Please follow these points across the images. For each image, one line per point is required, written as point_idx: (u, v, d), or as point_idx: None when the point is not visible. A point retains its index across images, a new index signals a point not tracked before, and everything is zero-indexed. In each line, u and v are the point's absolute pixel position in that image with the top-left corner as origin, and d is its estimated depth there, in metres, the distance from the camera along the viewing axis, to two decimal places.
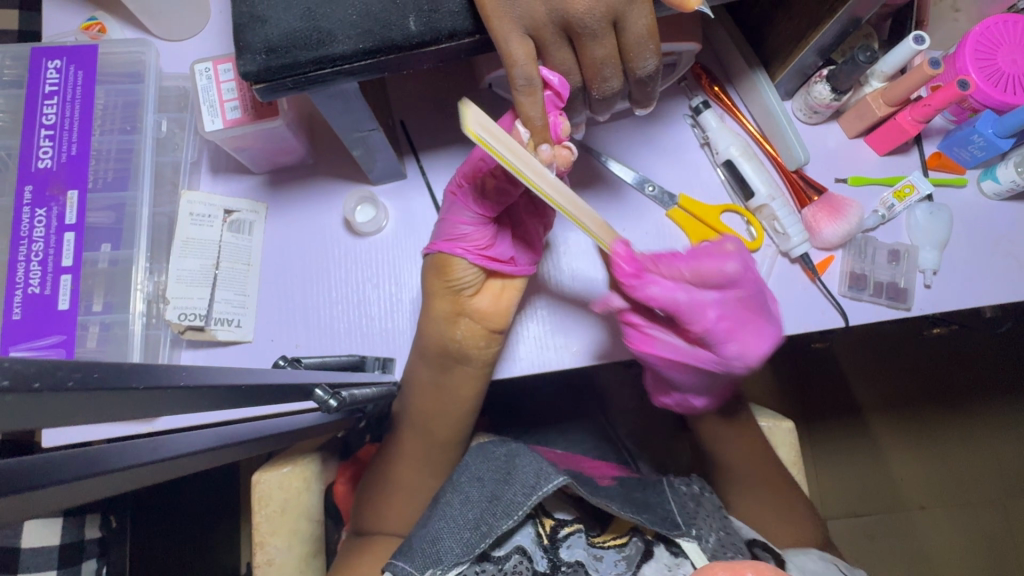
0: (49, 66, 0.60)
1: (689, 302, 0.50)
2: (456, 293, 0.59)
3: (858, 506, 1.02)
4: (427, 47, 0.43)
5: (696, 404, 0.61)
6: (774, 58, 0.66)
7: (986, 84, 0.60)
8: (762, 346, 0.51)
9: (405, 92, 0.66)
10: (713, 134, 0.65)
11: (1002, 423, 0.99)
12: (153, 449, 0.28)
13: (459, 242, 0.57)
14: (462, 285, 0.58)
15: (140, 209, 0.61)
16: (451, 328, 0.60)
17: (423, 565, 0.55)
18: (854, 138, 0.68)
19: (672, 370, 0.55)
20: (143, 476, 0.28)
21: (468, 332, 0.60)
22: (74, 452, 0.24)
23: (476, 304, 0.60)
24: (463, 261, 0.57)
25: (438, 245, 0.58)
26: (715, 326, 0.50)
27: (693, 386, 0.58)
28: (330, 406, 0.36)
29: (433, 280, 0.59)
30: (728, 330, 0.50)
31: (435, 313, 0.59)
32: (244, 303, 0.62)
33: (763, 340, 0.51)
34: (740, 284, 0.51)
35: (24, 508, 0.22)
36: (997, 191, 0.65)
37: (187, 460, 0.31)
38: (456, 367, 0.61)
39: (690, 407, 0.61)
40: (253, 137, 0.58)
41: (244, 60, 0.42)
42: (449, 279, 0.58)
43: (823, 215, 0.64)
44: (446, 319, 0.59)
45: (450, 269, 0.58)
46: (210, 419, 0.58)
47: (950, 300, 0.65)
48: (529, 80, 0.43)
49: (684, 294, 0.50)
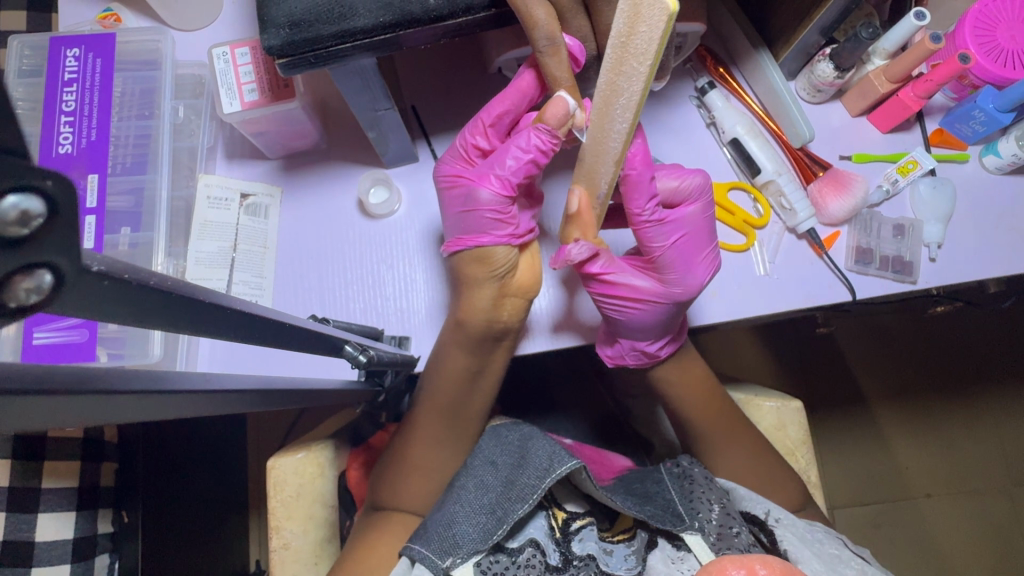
0: (68, 54, 0.61)
1: (687, 216, 0.59)
2: (498, 281, 0.59)
3: (829, 496, 1.01)
4: (446, 20, 0.45)
5: (652, 350, 0.65)
6: (777, 38, 0.68)
7: (985, 59, 0.61)
8: (706, 272, 0.60)
9: (415, 77, 0.67)
10: (720, 113, 0.66)
11: (1002, 407, 1.02)
12: (202, 381, 0.31)
13: (494, 229, 0.58)
14: (501, 271, 0.59)
15: (159, 193, 0.62)
16: (497, 312, 0.60)
17: (441, 551, 0.55)
18: (857, 116, 0.69)
19: (654, 306, 0.61)
20: (187, 403, 0.29)
21: (513, 310, 0.61)
22: (135, 374, 0.26)
23: (515, 279, 0.60)
24: (500, 247, 0.58)
25: (473, 238, 0.58)
26: (668, 246, 0.59)
27: (636, 333, 0.63)
28: (360, 361, 0.38)
29: (473, 270, 0.59)
30: (683, 249, 0.59)
31: (476, 303, 0.59)
32: (261, 284, 0.63)
33: (709, 265, 0.60)
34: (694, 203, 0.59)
35: (88, 417, 0.24)
36: (999, 165, 0.66)
37: (227, 399, 0.33)
38: (480, 347, 0.62)
39: (647, 355, 0.65)
40: (270, 119, 0.59)
41: (269, 35, 0.44)
42: (489, 267, 0.58)
43: (829, 191, 0.65)
44: (491, 304, 0.60)
45: (488, 257, 0.58)
46: (242, 367, 0.61)
47: (954, 272, 0.66)
48: (550, 40, 0.46)
49: (691, 212, 0.59)
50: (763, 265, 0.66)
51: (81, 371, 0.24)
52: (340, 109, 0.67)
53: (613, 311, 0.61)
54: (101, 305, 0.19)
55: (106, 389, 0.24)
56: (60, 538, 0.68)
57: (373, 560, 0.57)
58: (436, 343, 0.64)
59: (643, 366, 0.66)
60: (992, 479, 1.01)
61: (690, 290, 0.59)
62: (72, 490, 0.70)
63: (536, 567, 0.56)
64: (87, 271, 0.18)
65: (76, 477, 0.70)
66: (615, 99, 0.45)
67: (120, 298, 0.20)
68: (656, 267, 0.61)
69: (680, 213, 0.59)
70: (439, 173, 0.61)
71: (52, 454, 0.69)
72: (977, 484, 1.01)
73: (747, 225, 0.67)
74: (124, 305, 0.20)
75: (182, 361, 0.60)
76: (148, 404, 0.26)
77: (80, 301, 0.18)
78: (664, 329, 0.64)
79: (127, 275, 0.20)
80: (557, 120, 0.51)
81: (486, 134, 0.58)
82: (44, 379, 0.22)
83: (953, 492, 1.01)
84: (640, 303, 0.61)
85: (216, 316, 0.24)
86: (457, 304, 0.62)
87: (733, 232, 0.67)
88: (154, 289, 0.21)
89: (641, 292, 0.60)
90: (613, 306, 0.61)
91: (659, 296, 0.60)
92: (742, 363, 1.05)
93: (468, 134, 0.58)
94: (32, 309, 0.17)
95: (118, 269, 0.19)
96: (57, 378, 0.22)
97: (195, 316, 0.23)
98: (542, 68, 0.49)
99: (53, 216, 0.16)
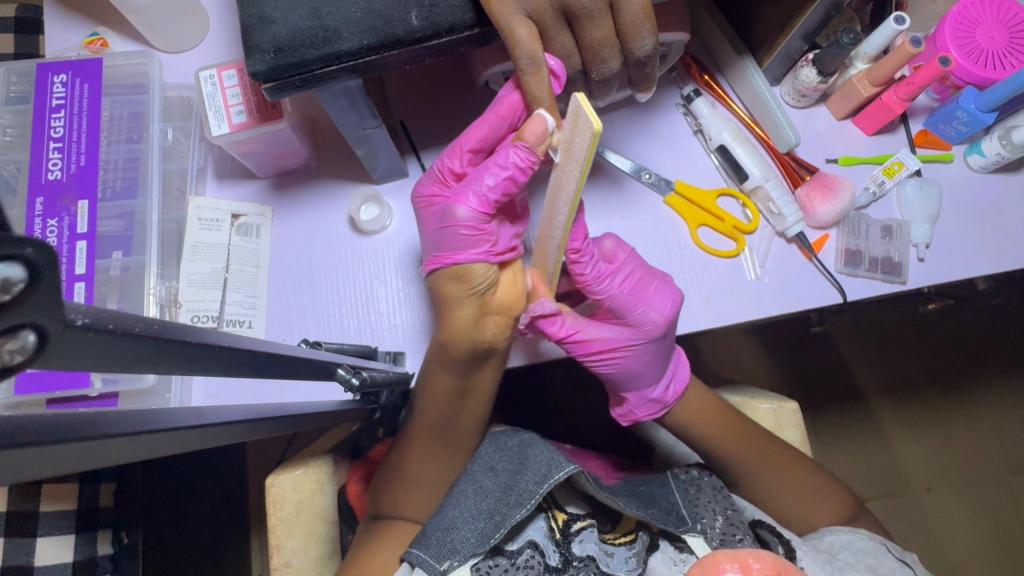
0: (55, 80, 0.62)
1: (625, 263, 0.63)
2: (479, 299, 0.58)
3: (865, 489, 1.01)
4: (429, 41, 0.46)
5: (658, 397, 0.66)
6: (761, 44, 0.68)
7: (966, 60, 0.62)
8: (667, 303, 0.62)
9: (403, 93, 0.68)
10: (706, 121, 0.67)
11: (997, 401, 1.03)
12: (191, 416, 0.31)
13: (469, 247, 0.57)
14: (480, 288, 0.57)
15: (150, 216, 0.62)
16: (480, 331, 0.59)
17: (440, 555, 0.55)
18: (842, 120, 0.70)
19: (635, 350, 0.63)
20: (175, 438, 0.29)
21: (497, 329, 0.59)
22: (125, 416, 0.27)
23: (497, 298, 0.59)
24: (478, 263, 0.57)
25: (449, 256, 0.57)
26: (622, 289, 0.62)
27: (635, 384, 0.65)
28: (352, 384, 0.38)
29: (451, 289, 0.58)
30: (634, 289, 0.62)
31: (459, 322, 0.58)
32: (255, 304, 0.63)
33: (666, 296, 0.62)
34: (621, 258, 0.63)
35: (75, 461, 0.24)
36: (984, 164, 0.67)
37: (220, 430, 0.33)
38: (480, 364, 0.62)
39: (656, 402, 0.66)
40: (258, 139, 0.60)
41: (254, 60, 0.44)
42: (468, 285, 0.57)
43: (817, 194, 0.66)
44: (474, 322, 0.58)
45: (465, 274, 0.57)
46: (239, 389, 0.61)
47: (942, 271, 0.66)
48: (532, 60, 0.47)
49: (627, 259, 0.63)
50: (753, 270, 0.67)
51: (69, 418, 0.24)
52: (329, 126, 0.67)
53: (601, 367, 0.64)
54: (91, 355, 0.19)
55: (92, 434, 0.24)
56: (59, 562, 0.68)
57: (376, 565, 0.57)
58: (424, 362, 0.63)
59: (657, 415, 0.67)
60: (992, 472, 1.01)
61: (658, 322, 0.61)
62: (71, 513, 0.70)
63: (535, 568, 0.57)
64: (72, 325, 0.18)
65: (74, 500, 0.70)
66: (559, 195, 0.53)
67: (106, 346, 0.20)
68: (618, 315, 0.63)
69: (618, 261, 0.63)
70: (415, 194, 0.61)
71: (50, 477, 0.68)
72: (976, 475, 1.01)
73: (736, 231, 0.67)
74: (115, 354, 0.20)
75: (175, 397, 0.60)
76: (139, 442, 0.26)
77: (69, 354, 0.19)
78: (659, 370, 0.65)
79: (111, 323, 0.20)
80: (535, 137, 0.52)
81: (462, 158, 0.58)
82: (28, 426, 0.22)
83: (954, 484, 1.01)
84: (617, 352, 0.63)
85: (203, 356, 0.24)
86: (439, 326, 0.61)
87: (722, 238, 0.68)
88: (140, 335, 0.21)
89: (617, 341, 0.63)
90: (597, 362, 0.64)
91: (635, 339, 0.63)
92: (740, 365, 1.06)
93: (444, 158, 0.59)
94: (15, 369, 0.17)
95: (103, 321, 0.19)
96: (47, 426, 0.23)
97: (192, 357, 0.24)
98: (523, 86, 0.50)
99: (34, 283, 0.17)
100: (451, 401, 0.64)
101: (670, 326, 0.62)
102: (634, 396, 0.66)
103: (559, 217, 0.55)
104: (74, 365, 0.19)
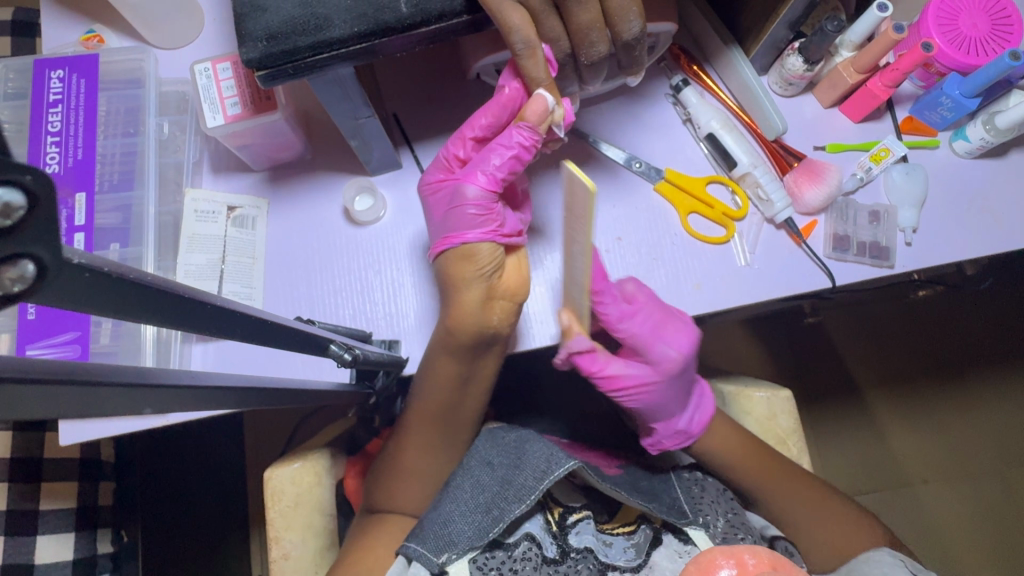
0: (52, 76, 0.63)
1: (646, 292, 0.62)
2: (486, 281, 0.59)
3: (851, 484, 1.01)
4: (418, 28, 0.47)
5: (685, 429, 0.66)
6: (747, 34, 0.69)
7: (948, 47, 0.63)
8: (684, 340, 0.63)
9: (396, 86, 0.69)
10: (694, 109, 0.68)
11: (992, 389, 1.04)
12: (189, 377, 0.33)
13: (478, 226, 0.59)
14: (486, 270, 0.59)
15: (147, 209, 0.63)
16: (486, 315, 0.60)
17: (438, 549, 0.55)
18: (829, 107, 0.71)
19: (659, 385, 0.64)
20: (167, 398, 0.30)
21: (502, 313, 0.60)
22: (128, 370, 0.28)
23: (503, 282, 0.60)
24: (483, 243, 0.58)
25: (460, 235, 0.58)
26: (643, 329, 0.63)
27: (666, 411, 0.66)
28: (345, 358, 0.42)
29: (459, 272, 0.59)
30: (655, 328, 0.63)
31: (466, 306, 0.59)
32: (251, 295, 0.64)
33: (684, 333, 0.63)
34: (639, 300, 0.62)
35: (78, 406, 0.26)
36: (968, 149, 0.68)
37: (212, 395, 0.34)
38: (488, 348, 0.62)
39: (683, 432, 0.66)
40: (253, 132, 0.61)
41: (248, 48, 0.45)
42: (475, 267, 0.59)
43: (805, 180, 0.67)
44: (481, 305, 0.59)
45: (472, 254, 0.58)
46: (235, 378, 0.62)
47: (929, 257, 0.67)
48: (528, 43, 0.49)
49: (647, 299, 0.63)
50: (743, 255, 0.67)
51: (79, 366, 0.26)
52: (323, 119, 0.68)
53: (628, 402, 0.66)
54: (86, 291, 0.22)
55: (95, 380, 0.26)
56: (59, 561, 0.66)
57: (371, 560, 0.58)
58: (427, 351, 0.64)
59: (684, 444, 0.67)
60: (993, 466, 1.01)
61: (677, 360, 0.63)
62: (70, 512, 0.69)
63: (532, 560, 0.57)
64: (68, 262, 0.21)
65: (73, 498, 0.70)
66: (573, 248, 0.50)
67: (100, 287, 0.23)
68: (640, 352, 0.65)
69: (634, 288, 0.63)
70: (422, 181, 0.62)
71: (50, 475, 0.69)
72: (976, 468, 1.01)
73: (725, 218, 0.68)
74: (102, 294, 0.23)
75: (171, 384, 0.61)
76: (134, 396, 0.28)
77: (55, 291, 0.21)
78: (683, 400, 0.66)
79: (109, 268, 0.23)
80: (537, 116, 0.55)
81: (468, 144, 0.60)
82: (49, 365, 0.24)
83: (953, 475, 1.01)
84: (644, 390, 0.65)
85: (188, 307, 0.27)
86: (446, 312, 0.61)
87: (712, 225, 0.68)
88: (133, 282, 0.24)
89: (642, 380, 0.64)
90: (623, 400, 0.66)
91: (658, 378, 0.64)
92: (737, 357, 1.06)
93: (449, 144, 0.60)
94: (18, 296, 0.19)
95: (97, 262, 0.22)
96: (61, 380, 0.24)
97: (175, 307, 0.27)
98: (520, 70, 0.52)
99: (34, 205, 0.19)
100: (449, 391, 0.64)
101: (688, 360, 0.64)
102: (663, 427, 0.67)
103: (579, 266, 0.52)
104: (55, 302, 0.21)
